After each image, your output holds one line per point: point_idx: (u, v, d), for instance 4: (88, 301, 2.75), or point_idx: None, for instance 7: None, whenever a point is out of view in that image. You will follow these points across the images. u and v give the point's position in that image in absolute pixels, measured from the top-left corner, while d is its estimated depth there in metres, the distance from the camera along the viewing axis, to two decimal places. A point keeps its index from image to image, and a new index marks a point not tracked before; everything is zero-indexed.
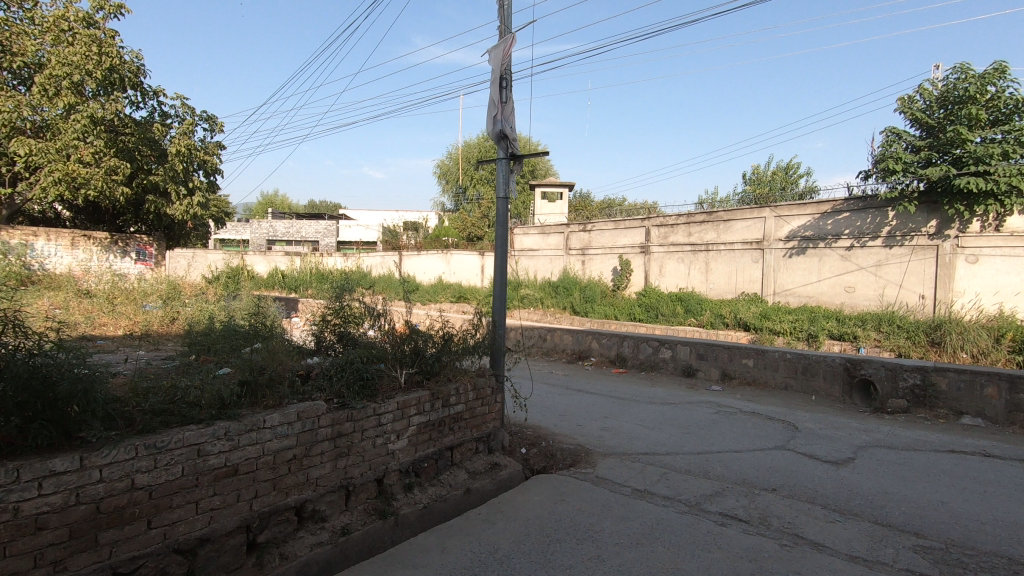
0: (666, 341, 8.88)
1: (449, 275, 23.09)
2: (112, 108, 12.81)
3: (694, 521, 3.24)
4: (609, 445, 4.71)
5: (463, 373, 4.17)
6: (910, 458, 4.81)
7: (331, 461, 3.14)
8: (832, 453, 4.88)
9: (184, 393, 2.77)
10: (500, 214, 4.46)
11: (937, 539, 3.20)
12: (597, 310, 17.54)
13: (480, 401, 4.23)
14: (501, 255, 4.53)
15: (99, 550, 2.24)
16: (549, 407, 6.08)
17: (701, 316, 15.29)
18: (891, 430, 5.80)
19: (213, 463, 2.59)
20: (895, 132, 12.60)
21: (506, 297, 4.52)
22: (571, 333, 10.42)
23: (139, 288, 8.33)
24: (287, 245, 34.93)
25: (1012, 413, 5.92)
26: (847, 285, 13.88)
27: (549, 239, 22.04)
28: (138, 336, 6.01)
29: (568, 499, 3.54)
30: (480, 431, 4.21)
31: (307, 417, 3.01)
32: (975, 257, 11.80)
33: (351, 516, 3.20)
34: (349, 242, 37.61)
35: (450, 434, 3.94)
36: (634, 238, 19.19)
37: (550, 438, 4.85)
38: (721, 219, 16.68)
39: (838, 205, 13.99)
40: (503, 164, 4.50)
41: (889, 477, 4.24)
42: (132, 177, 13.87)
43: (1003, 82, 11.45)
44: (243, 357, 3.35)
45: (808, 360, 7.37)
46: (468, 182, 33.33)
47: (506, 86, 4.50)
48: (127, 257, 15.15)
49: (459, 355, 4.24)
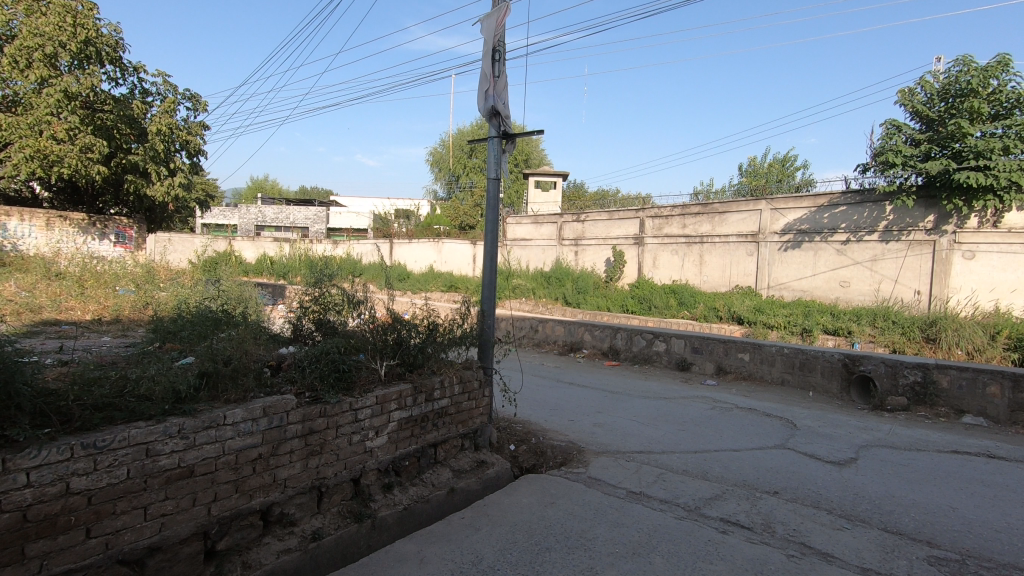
0: (661, 334, 8.67)
1: (440, 263, 22.79)
2: (87, 83, 12.32)
3: (694, 528, 3.02)
4: (602, 443, 4.47)
5: (448, 365, 3.92)
6: (914, 459, 4.63)
7: (302, 460, 2.88)
8: (834, 453, 4.69)
9: (135, 385, 2.50)
10: (491, 198, 4.20)
11: (952, 549, 3.01)
12: (589, 301, 17.33)
13: (467, 396, 3.98)
14: (491, 241, 4.27)
15: (27, 564, 1.98)
16: (540, 401, 5.84)
17: (694, 309, 15.10)
18: (892, 428, 5.63)
19: (164, 464, 2.33)
20: (895, 124, 12.35)
21: (496, 286, 4.27)
22: (562, 324, 10.19)
23: (112, 271, 7.98)
24: (275, 231, 34.38)
25: (1015, 413, 5.77)
26: (842, 279, 13.74)
27: (541, 228, 21.75)
28: (106, 322, 5.70)
29: (558, 503, 3.29)
30: (466, 427, 3.96)
31: (274, 412, 2.74)
32: (972, 253, 11.70)
33: (323, 520, 2.95)
34: (339, 229, 37.12)
35: (433, 431, 3.69)
36: (628, 229, 18.96)
37: (540, 434, 4.61)
38: (717, 211, 16.47)
39: (835, 198, 13.82)
40: (496, 143, 4.21)
41: (895, 480, 4.05)
42: (110, 156, 13.36)
43: (1005, 75, 11.26)
44: (206, 346, 3.08)
45: (805, 355, 7.19)
46: (461, 170, 32.90)
47: (499, 58, 4.21)
48: (106, 240, 14.74)
49: (445, 346, 3.99)
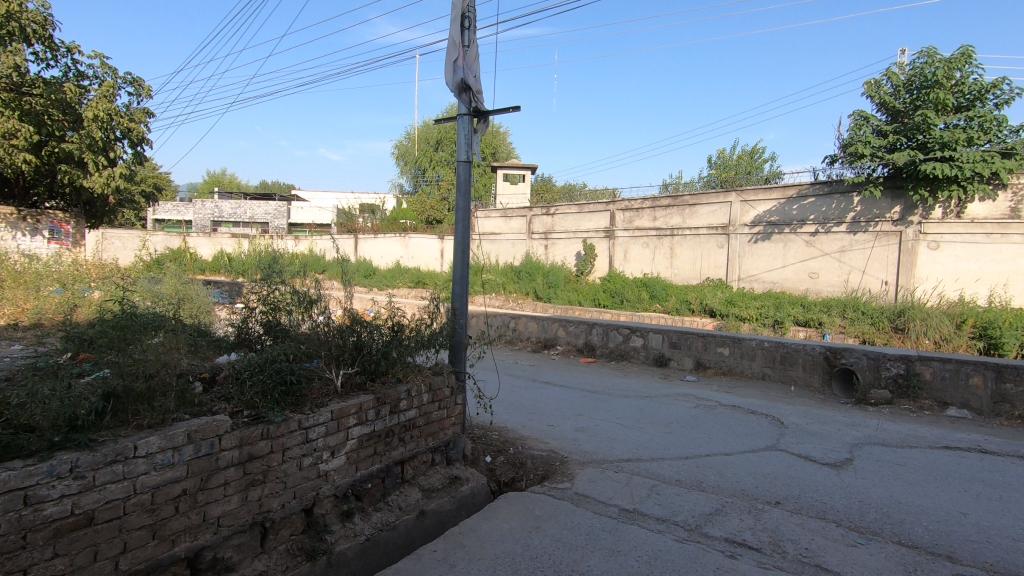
0: (638, 329, 8.36)
1: (407, 259, 22.14)
2: (10, 62, 11.11)
3: (699, 553, 2.67)
4: (587, 451, 4.09)
5: (416, 371, 3.46)
6: (909, 457, 4.42)
7: (240, 494, 2.40)
8: (828, 454, 4.43)
9: (14, 412, 1.99)
10: (462, 183, 3.78)
11: (976, 564, 2.74)
12: (560, 296, 17.00)
13: (437, 405, 3.54)
14: (462, 232, 3.84)
15: None
16: (516, 404, 5.45)
17: (666, 303, 14.94)
18: (879, 424, 5.44)
19: (51, 513, 1.84)
20: (862, 116, 12.40)
21: (468, 280, 3.87)
22: (536, 320, 9.80)
23: (36, 268, 7.20)
24: (234, 227, 33.03)
25: (998, 404, 5.68)
26: (812, 271, 13.78)
27: (511, 222, 21.36)
28: (21, 329, 5.01)
29: (544, 528, 2.90)
30: (436, 440, 3.54)
31: (202, 438, 2.25)
32: (937, 243, 11.85)
33: (268, 561, 2.48)
34: (302, 224, 35.83)
35: (400, 446, 3.25)
36: (598, 222, 18.72)
37: (518, 443, 4.20)
38: (687, 204, 16.36)
39: (804, 189, 13.83)
40: (466, 121, 3.76)
41: (897, 482, 3.80)
42: (41, 144, 12.02)
43: (969, 67, 11.38)
44: (120, 357, 2.56)
45: (786, 349, 6.99)
46: (428, 163, 32.17)
47: (468, 26, 3.78)
48: (39, 236, 13.60)
49: (412, 350, 3.54)
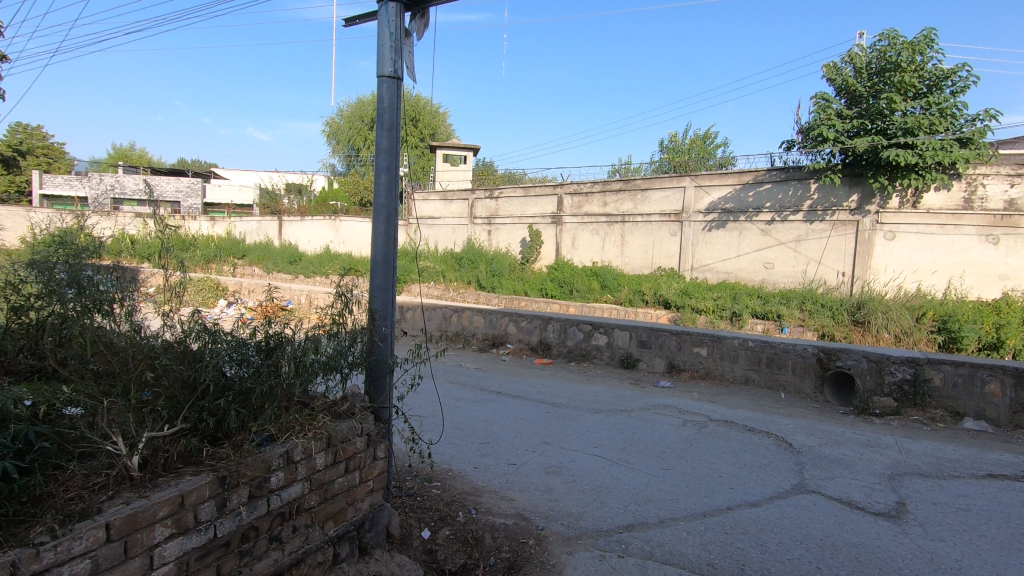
0: (601, 325, 7.24)
1: (338, 244, 20.14)
2: None
3: None
4: (569, 511, 2.86)
5: (308, 416, 2.07)
6: (966, 496, 3.46)
7: None
8: (872, 495, 3.40)
9: None
10: (387, 111, 2.47)
11: None
12: (504, 285, 15.71)
13: (341, 467, 2.17)
14: (386, 191, 2.49)
15: None
16: (463, 433, 4.18)
17: (619, 293, 14.00)
18: (899, 443, 4.54)
19: None
20: (824, 98, 11.79)
21: (394, 266, 2.51)
22: (482, 314, 8.49)
23: None
24: (138, 205, 29.40)
25: (1017, 414, 4.94)
26: (766, 261, 13.20)
27: (451, 206, 19.86)
28: None
29: None
30: (341, 523, 2.17)
31: None
32: (892, 234, 11.48)
33: None
34: (219, 205, 32.34)
35: (272, 552, 1.86)
36: (545, 207, 17.54)
37: (470, 502, 2.92)
38: (639, 189, 15.46)
39: (760, 175, 13.21)
40: (391, 12, 2.46)
41: (987, 549, 2.79)
42: None
43: (930, 52, 10.94)
44: None
45: (773, 350, 6.06)
46: (362, 142, 29.85)
47: None
48: None
49: (303, 381, 2.13)
